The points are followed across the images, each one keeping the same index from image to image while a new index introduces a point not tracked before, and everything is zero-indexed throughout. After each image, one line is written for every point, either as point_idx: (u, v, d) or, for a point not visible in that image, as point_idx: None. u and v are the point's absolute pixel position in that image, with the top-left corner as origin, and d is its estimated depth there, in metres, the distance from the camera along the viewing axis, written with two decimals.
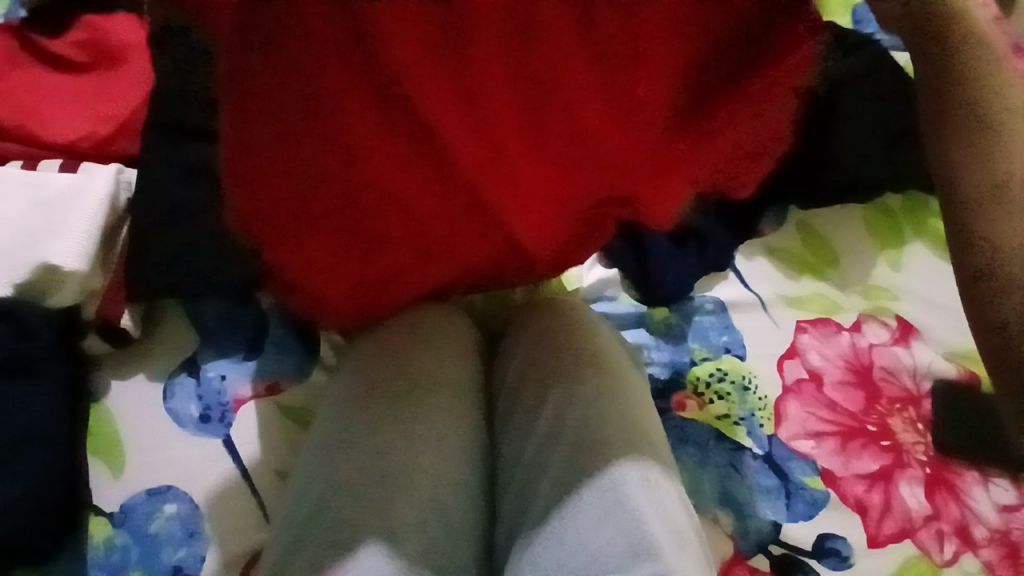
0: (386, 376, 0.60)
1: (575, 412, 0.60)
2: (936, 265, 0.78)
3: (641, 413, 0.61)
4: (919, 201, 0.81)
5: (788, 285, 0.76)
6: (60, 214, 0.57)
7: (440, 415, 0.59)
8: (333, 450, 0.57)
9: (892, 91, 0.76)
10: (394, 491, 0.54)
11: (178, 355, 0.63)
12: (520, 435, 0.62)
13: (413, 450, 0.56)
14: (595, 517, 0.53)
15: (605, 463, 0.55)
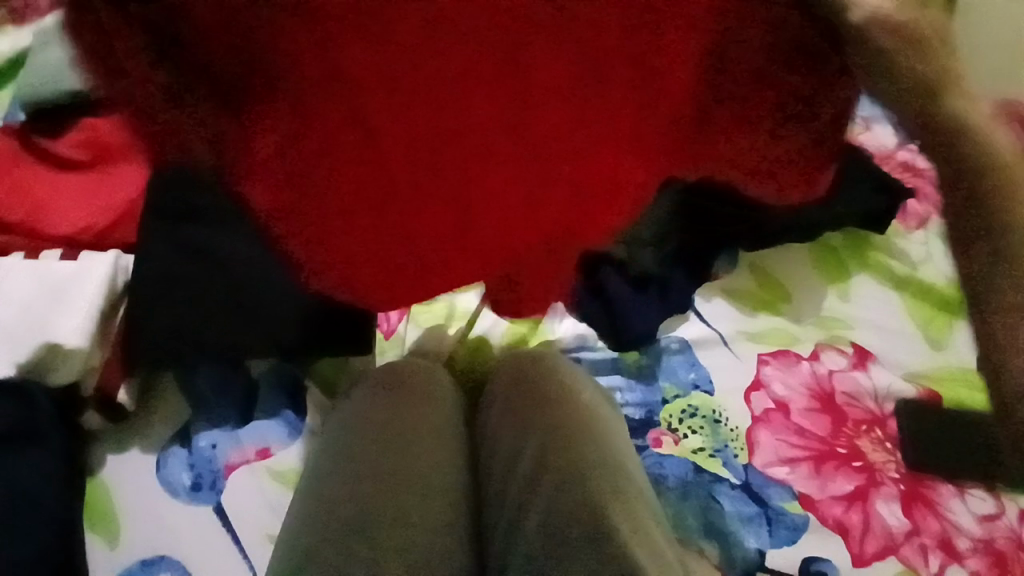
0: (371, 429, 0.63)
1: (554, 446, 0.63)
2: (881, 294, 0.84)
3: (608, 432, 0.65)
4: (858, 235, 0.87)
5: (747, 322, 0.80)
6: (66, 297, 0.61)
7: (426, 459, 0.62)
8: (322, 503, 0.58)
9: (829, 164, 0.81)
10: (385, 529, 0.55)
11: (171, 426, 0.65)
12: (503, 477, 0.63)
13: (401, 493, 0.58)
14: (578, 536, 0.54)
15: (583, 490, 0.58)
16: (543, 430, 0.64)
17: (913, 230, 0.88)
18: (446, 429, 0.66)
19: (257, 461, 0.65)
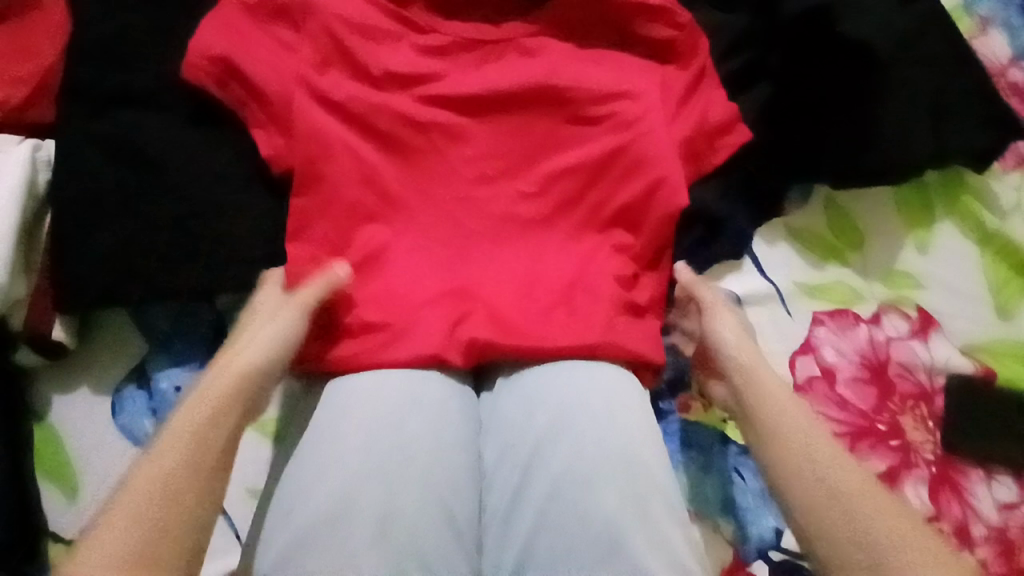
0: (362, 408, 0.52)
1: (565, 398, 0.54)
2: (962, 249, 0.73)
3: (647, 461, 0.52)
4: (954, 175, 0.74)
5: (811, 273, 0.70)
6: None
7: (430, 412, 0.53)
8: (306, 459, 0.50)
9: (874, 168, 0.65)
10: (375, 490, 0.48)
11: (123, 364, 0.58)
12: (510, 426, 0.55)
13: (393, 459, 0.49)
14: (577, 516, 0.50)
15: (603, 466, 0.51)
16: (570, 447, 0.52)
17: (1009, 170, 0.75)
18: (444, 428, 0.52)
19: None
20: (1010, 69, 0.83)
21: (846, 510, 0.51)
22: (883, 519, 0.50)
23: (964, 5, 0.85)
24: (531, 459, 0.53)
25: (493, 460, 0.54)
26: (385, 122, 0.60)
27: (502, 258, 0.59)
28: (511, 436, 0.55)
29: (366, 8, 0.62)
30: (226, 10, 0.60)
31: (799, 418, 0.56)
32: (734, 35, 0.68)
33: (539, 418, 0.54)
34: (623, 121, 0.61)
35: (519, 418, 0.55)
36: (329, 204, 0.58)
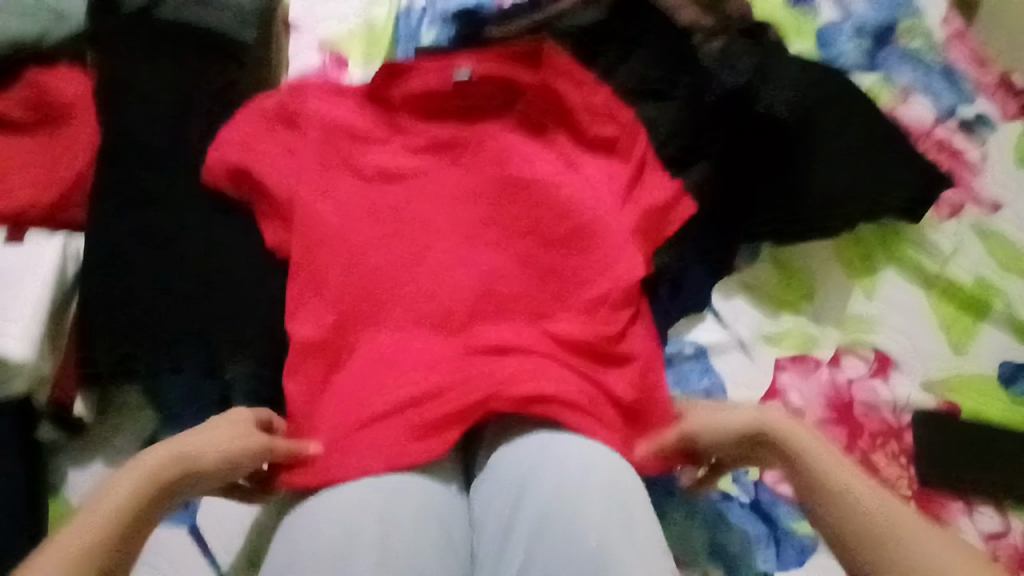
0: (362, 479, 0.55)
1: (547, 443, 0.58)
2: (907, 294, 0.79)
3: (624, 489, 0.54)
4: (889, 226, 0.82)
5: (768, 323, 0.76)
6: (13, 295, 0.58)
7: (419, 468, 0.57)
8: (308, 514, 0.53)
9: (810, 217, 0.73)
10: (370, 528, 0.50)
11: (138, 438, 0.63)
12: (498, 472, 0.57)
13: (388, 504, 0.52)
14: (565, 544, 0.50)
15: (586, 492, 0.53)
16: (551, 479, 0.54)
17: (946, 220, 0.85)
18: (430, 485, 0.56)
19: None
20: (936, 129, 0.92)
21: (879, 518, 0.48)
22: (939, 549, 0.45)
23: (886, 78, 0.95)
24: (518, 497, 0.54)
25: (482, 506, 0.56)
26: (372, 215, 0.68)
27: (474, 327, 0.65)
28: (501, 480, 0.57)
29: (357, 117, 0.72)
30: (247, 120, 0.69)
31: (853, 474, 0.51)
32: (687, 113, 0.76)
33: (525, 458, 0.57)
34: (581, 204, 0.70)
35: (509, 459, 0.58)
36: (327, 280, 0.64)
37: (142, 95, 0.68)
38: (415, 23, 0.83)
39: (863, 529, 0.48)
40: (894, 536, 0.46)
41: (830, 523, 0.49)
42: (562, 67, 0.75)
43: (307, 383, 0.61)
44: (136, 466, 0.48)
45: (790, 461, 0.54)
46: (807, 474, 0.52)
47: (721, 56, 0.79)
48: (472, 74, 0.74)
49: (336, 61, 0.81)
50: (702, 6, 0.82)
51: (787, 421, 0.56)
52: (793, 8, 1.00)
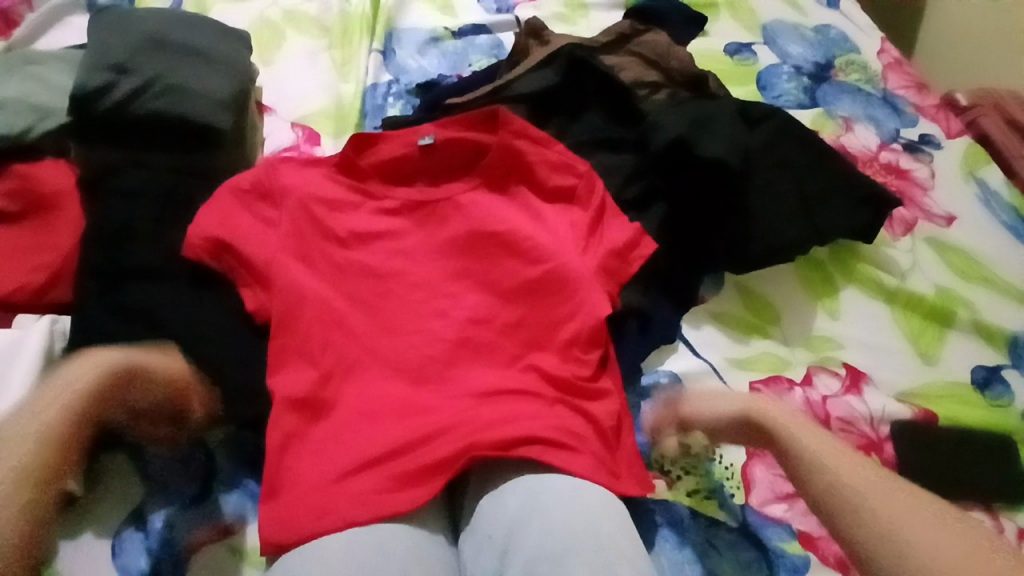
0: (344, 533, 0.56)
1: (533, 488, 0.60)
2: (869, 309, 0.82)
3: (607, 530, 0.57)
4: (844, 248, 0.86)
5: (738, 348, 0.78)
6: (7, 375, 0.61)
7: (406, 523, 0.58)
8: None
9: (759, 254, 0.77)
10: None
11: (124, 508, 0.62)
12: (487, 520, 0.59)
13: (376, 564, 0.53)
14: None
15: (575, 546, 0.55)
16: (540, 527, 0.57)
17: (900, 237, 0.89)
18: (419, 539, 0.57)
19: (221, 540, 0.61)
20: (881, 152, 0.98)
21: (859, 501, 0.54)
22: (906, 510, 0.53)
23: (827, 112, 1.01)
24: (506, 549, 0.57)
25: (471, 558, 0.58)
26: (350, 278, 0.72)
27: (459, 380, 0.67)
28: (486, 529, 0.59)
29: (330, 185, 0.76)
30: (223, 197, 0.73)
31: (842, 463, 0.58)
32: (632, 161, 0.82)
33: (510, 506, 0.59)
34: (546, 250, 0.74)
35: (489, 510, 0.60)
36: (307, 339, 0.66)
37: (121, 182, 0.72)
38: (379, 99, 0.91)
39: (851, 509, 0.54)
40: (888, 515, 0.53)
41: (814, 500, 0.57)
42: (517, 126, 0.79)
43: (287, 436, 0.62)
44: (45, 404, 0.56)
45: (786, 454, 0.61)
46: (802, 462, 0.59)
47: (664, 104, 0.86)
48: (437, 137, 0.79)
49: (309, 137, 0.86)
50: (644, 65, 0.92)
51: (779, 419, 0.63)
52: (732, 57, 1.08)
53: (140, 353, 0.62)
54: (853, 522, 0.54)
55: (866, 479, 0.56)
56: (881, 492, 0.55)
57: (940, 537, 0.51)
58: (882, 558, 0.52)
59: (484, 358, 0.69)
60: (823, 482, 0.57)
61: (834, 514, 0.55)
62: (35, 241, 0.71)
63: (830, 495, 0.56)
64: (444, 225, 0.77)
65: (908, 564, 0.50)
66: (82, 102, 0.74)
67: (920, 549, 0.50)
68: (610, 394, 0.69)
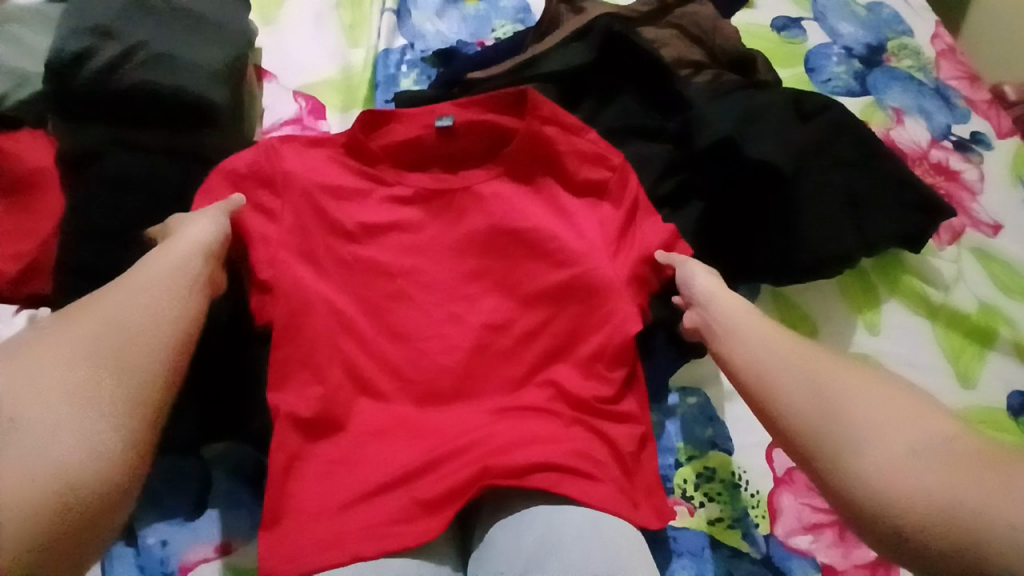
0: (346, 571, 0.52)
1: (551, 523, 0.55)
2: (911, 325, 0.77)
3: (630, 572, 0.52)
4: (889, 258, 0.80)
5: None
6: None
7: (412, 557, 0.54)
8: None
9: (804, 264, 0.70)
10: None
11: None
12: (500, 554, 0.55)
13: None
14: None
15: None
16: (557, 568, 0.52)
17: (946, 246, 0.83)
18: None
19: (218, 558, 0.58)
20: (931, 150, 0.90)
21: (834, 415, 0.47)
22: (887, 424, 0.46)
23: (877, 102, 0.93)
24: None
25: None
26: (357, 277, 0.66)
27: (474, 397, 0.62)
28: (499, 564, 0.55)
29: (337, 171, 0.69)
30: (219, 183, 0.66)
31: (814, 372, 0.51)
32: (670, 155, 0.75)
33: (526, 542, 0.55)
34: (572, 254, 0.67)
35: (504, 543, 0.56)
36: (310, 348, 0.61)
37: (107, 164, 0.66)
38: (391, 67, 0.82)
39: (818, 420, 0.48)
40: (860, 429, 0.46)
41: (759, 387, 0.52)
42: (546, 113, 0.71)
43: (291, 457, 0.58)
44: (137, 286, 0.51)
45: (745, 359, 0.54)
46: (766, 370, 0.52)
47: (707, 90, 0.78)
48: (457, 120, 0.72)
49: (313, 108, 0.78)
50: (687, 41, 0.84)
51: (734, 318, 0.58)
52: (779, 34, 0.99)
53: (205, 219, 0.60)
54: (820, 434, 0.47)
55: (849, 389, 0.48)
56: (859, 405, 0.47)
57: (868, 393, 0.48)
58: (824, 449, 0.46)
59: (500, 372, 0.64)
60: (788, 394, 0.50)
61: (797, 426, 0.48)
62: (12, 226, 0.66)
63: (799, 404, 0.49)
64: (461, 219, 0.70)
65: (875, 485, 0.43)
66: (60, 69, 0.66)
67: (895, 473, 0.43)
68: (634, 417, 0.64)
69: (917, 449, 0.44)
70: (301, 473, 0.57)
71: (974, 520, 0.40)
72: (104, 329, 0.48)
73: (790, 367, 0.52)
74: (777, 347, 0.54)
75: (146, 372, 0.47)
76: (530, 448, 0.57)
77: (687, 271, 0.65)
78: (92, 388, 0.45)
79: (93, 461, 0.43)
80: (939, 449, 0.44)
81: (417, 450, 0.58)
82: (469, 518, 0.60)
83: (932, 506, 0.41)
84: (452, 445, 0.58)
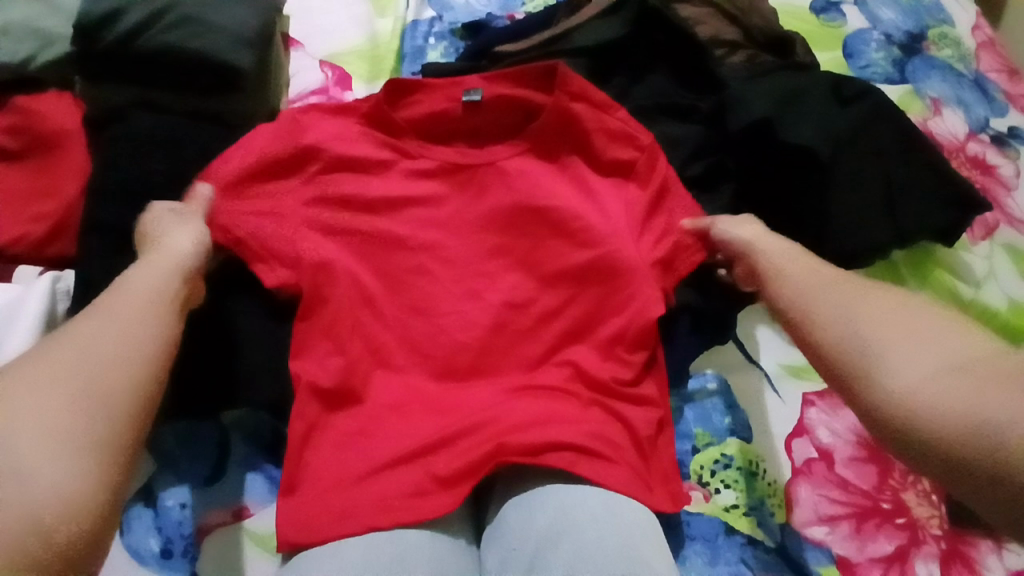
0: (361, 540, 0.52)
1: (567, 502, 0.55)
2: None
3: (645, 555, 0.52)
4: (920, 251, 0.79)
5: (793, 353, 0.73)
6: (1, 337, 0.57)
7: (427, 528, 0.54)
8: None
9: (836, 253, 0.69)
10: None
11: (134, 483, 0.59)
12: (514, 530, 0.55)
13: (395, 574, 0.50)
14: None
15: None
16: (570, 549, 0.51)
17: (979, 241, 0.81)
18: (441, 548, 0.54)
19: (234, 522, 0.59)
20: (968, 143, 0.88)
21: (864, 336, 0.46)
22: (917, 341, 0.45)
23: (915, 90, 0.91)
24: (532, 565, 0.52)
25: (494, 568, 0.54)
26: (379, 250, 0.65)
27: (492, 374, 0.62)
28: (512, 540, 0.55)
29: (362, 142, 0.69)
30: (242, 148, 0.65)
31: (846, 300, 0.50)
32: (699, 137, 0.73)
33: (540, 519, 0.54)
34: (596, 234, 0.66)
35: (518, 520, 0.55)
36: (331, 319, 0.61)
37: (132, 126, 0.66)
38: (419, 38, 0.81)
39: (847, 340, 0.47)
40: (890, 347, 0.45)
41: (791, 316, 0.51)
42: (576, 88, 0.70)
43: (309, 426, 0.58)
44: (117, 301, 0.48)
45: (779, 292, 0.54)
46: (798, 299, 0.52)
47: (743, 70, 0.76)
48: (486, 94, 0.71)
49: (339, 78, 0.77)
50: (724, 21, 0.82)
51: (768, 254, 0.58)
52: (818, 16, 0.97)
53: (186, 227, 0.57)
54: (849, 355, 0.46)
55: (879, 311, 0.47)
56: (890, 324, 0.46)
57: (899, 315, 0.47)
58: (853, 369, 0.45)
59: (520, 351, 0.63)
60: (818, 320, 0.49)
61: (825, 351, 0.48)
62: (38, 187, 0.66)
63: (829, 329, 0.48)
64: (485, 194, 0.69)
65: (902, 398, 0.42)
66: (88, 30, 0.66)
67: (924, 386, 0.42)
68: (654, 400, 0.63)
69: (949, 362, 0.42)
70: (318, 442, 0.57)
71: (1005, 431, 0.38)
72: (78, 361, 0.43)
73: (822, 294, 0.51)
74: (811, 278, 0.53)
75: (125, 411, 0.43)
76: (548, 427, 0.57)
77: (721, 229, 0.63)
78: (63, 424, 0.40)
79: (73, 503, 0.39)
80: (969, 364, 0.42)
81: (435, 424, 0.58)
82: (484, 493, 0.60)
83: (955, 413, 0.40)
84: (470, 421, 0.57)
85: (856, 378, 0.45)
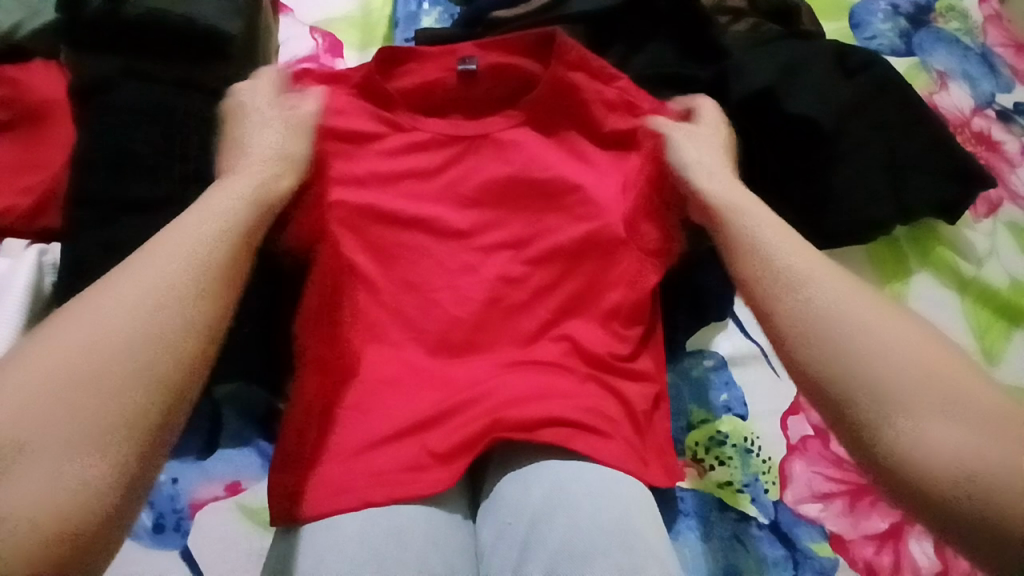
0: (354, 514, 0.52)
1: (561, 478, 0.54)
2: (940, 297, 0.75)
3: (639, 529, 0.52)
4: (922, 228, 0.78)
5: None
6: None
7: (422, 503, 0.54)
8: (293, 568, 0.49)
9: (840, 227, 0.67)
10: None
11: None
12: (507, 506, 0.55)
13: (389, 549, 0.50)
14: None
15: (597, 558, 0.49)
16: (564, 523, 0.51)
17: (981, 219, 0.80)
18: (435, 524, 0.53)
19: (227, 498, 0.59)
20: (974, 118, 0.86)
21: (872, 368, 0.38)
22: (936, 381, 0.37)
23: (921, 63, 0.89)
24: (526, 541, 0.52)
25: (488, 544, 0.54)
26: (371, 223, 0.64)
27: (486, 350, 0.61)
28: (506, 516, 0.55)
29: (354, 114, 0.67)
30: None
31: (850, 310, 0.40)
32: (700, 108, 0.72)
33: (534, 495, 0.54)
34: (593, 208, 0.65)
35: (511, 496, 0.55)
36: (324, 294, 0.60)
37: (118, 95, 0.64)
38: (412, 4, 0.79)
39: (854, 374, 0.38)
40: (905, 390, 0.37)
41: (781, 324, 0.41)
42: (573, 57, 0.68)
43: (301, 401, 0.58)
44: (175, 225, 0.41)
45: (764, 287, 0.43)
46: (789, 303, 0.42)
47: (745, 40, 0.74)
48: (480, 64, 0.69)
49: (330, 46, 0.75)
50: None
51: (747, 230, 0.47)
52: None
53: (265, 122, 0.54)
54: (857, 391, 0.38)
55: (889, 333, 0.39)
56: (902, 353, 0.38)
57: (908, 338, 0.39)
58: (860, 413, 0.37)
59: (514, 326, 0.63)
60: (812, 336, 0.40)
61: (823, 380, 0.39)
62: (22, 158, 0.65)
63: (830, 353, 0.39)
64: (480, 167, 0.68)
65: (922, 463, 0.35)
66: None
67: (945, 445, 0.35)
68: (649, 377, 0.63)
69: (972, 417, 0.35)
70: (310, 417, 0.57)
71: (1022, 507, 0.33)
72: (103, 324, 0.36)
73: (821, 297, 0.41)
74: (802, 264, 0.43)
75: (163, 379, 0.36)
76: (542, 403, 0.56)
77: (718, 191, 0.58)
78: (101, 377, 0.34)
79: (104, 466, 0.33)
80: (994, 419, 0.35)
81: (427, 399, 0.57)
82: (478, 470, 0.60)
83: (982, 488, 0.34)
84: (463, 396, 0.57)
85: (862, 423, 0.37)
